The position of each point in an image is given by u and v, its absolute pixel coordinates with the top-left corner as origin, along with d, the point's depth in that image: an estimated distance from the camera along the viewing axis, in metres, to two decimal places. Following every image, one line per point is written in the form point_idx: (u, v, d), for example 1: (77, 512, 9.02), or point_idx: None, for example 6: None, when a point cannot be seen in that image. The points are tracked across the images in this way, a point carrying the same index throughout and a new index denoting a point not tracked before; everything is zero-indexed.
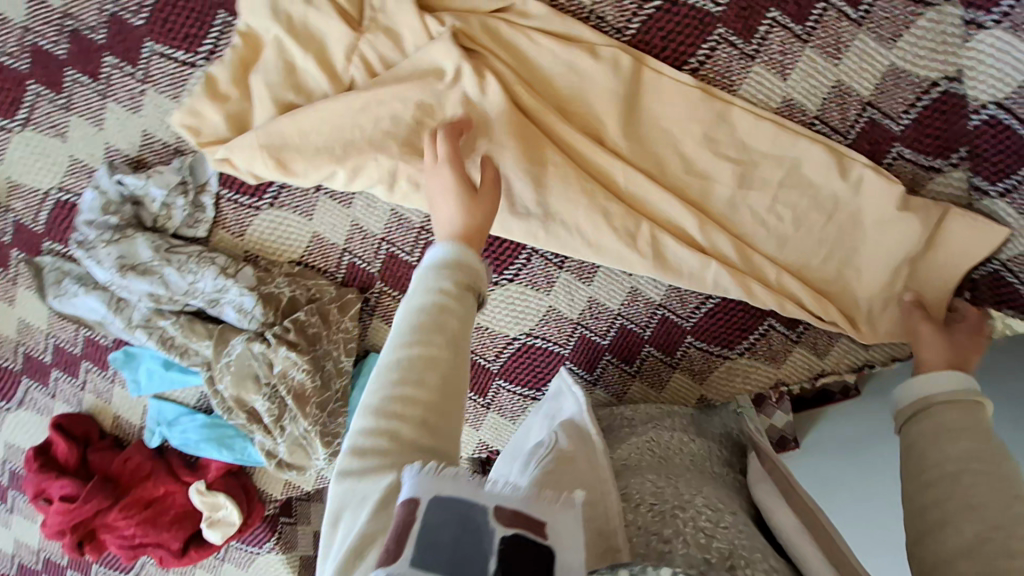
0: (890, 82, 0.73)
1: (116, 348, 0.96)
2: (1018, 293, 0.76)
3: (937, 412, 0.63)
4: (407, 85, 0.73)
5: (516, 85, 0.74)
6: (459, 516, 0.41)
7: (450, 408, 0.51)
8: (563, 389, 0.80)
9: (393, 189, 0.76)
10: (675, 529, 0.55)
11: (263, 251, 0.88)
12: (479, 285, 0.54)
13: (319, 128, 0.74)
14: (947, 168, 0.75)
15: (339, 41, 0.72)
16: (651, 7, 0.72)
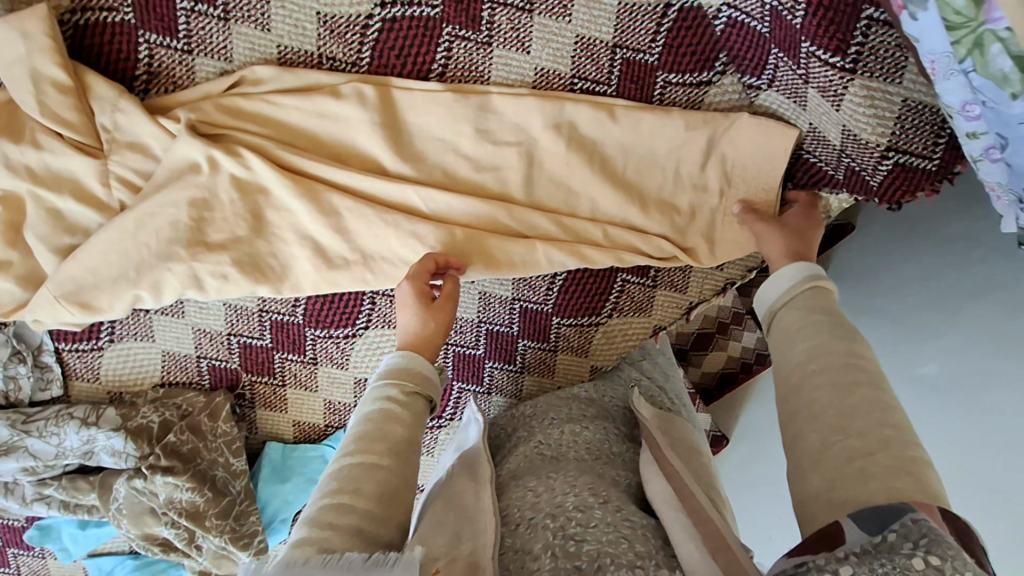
0: (626, 19, 0.72)
1: (30, 525, 0.95)
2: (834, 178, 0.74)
3: (776, 317, 0.63)
4: (168, 189, 0.72)
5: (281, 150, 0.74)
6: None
7: (389, 511, 0.57)
8: (472, 418, 0.78)
9: (203, 289, 0.76)
10: (543, 542, 0.55)
11: (123, 385, 0.88)
12: (427, 394, 0.66)
13: (105, 259, 0.73)
14: (715, 79, 0.75)
15: (89, 172, 0.72)
16: (374, 31, 0.72)
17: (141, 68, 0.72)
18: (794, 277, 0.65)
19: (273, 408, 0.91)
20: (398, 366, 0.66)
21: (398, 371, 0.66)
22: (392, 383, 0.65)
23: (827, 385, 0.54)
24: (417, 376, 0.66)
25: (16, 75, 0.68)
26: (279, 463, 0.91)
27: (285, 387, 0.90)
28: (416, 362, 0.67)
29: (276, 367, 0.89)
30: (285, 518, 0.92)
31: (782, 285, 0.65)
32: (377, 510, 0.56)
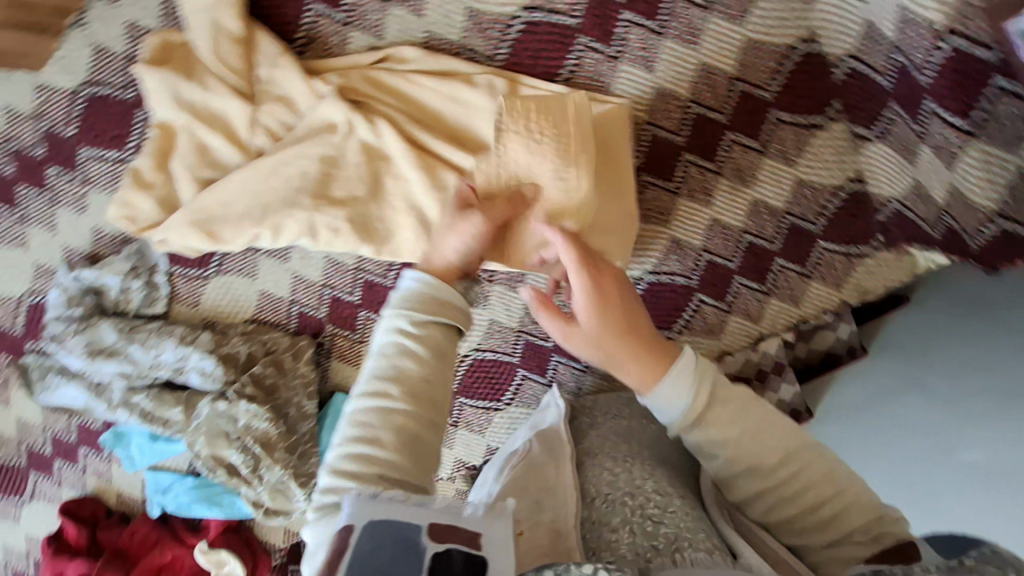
0: (751, 55, 0.77)
1: (106, 430, 1.03)
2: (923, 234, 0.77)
3: (708, 417, 0.64)
4: (305, 143, 0.80)
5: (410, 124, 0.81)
6: (389, 539, 0.53)
7: (417, 447, 0.64)
8: (550, 403, 0.88)
9: (316, 238, 0.82)
10: (623, 516, 0.63)
11: (217, 315, 0.95)
12: (455, 321, 0.70)
13: (237, 196, 0.81)
14: (826, 123, 0.79)
15: (240, 117, 0.80)
16: (515, 32, 0.78)
17: (302, 32, 0.80)
18: (672, 398, 0.64)
19: (346, 362, 0.97)
20: (415, 297, 0.70)
21: (419, 298, 0.70)
22: (409, 314, 0.68)
23: (748, 462, 0.64)
24: (445, 300, 0.70)
25: (198, 22, 0.76)
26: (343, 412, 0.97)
27: (362, 344, 0.96)
28: (440, 288, 0.71)
29: (357, 325, 0.95)
30: None
31: (665, 410, 0.65)
32: (417, 431, 0.65)
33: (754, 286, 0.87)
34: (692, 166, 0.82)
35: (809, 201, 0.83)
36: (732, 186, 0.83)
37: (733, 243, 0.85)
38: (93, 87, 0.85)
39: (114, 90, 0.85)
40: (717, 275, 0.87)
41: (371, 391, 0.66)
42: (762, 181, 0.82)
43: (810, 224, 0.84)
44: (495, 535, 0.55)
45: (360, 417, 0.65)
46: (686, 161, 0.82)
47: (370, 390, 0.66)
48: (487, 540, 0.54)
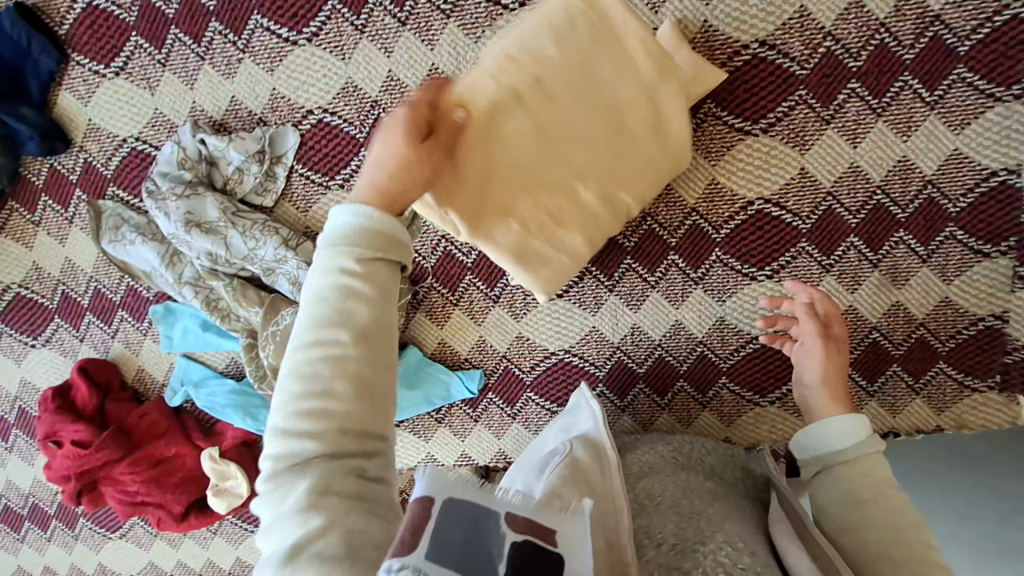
0: (953, 165, 0.76)
1: (157, 302, 0.96)
2: None
3: (858, 464, 0.63)
4: None
5: (581, 157, 0.72)
6: (470, 518, 0.46)
7: (373, 405, 0.46)
8: (582, 404, 0.75)
9: None
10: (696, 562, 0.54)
11: (323, 229, 0.90)
12: (389, 255, 0.49)
13: None
14: (993, 255, 0.78)
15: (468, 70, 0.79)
16: (741, 60, 0.77)
17: None
18: (842, 437, 0.65)
19: (433, 320, 0.93)
20: (340, 245, 0.48)
21: (348, 236, 0.48)
22: (346, 248, 0.47)
23: (864, 526, 0.58)
24: (377, 240, 0.48)
25: None
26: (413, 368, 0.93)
27: (455, 307, 0.91)
28: (387, 222, 0.49)
29: (459, 287, 0.90)
30: None
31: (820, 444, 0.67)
32: (364, 422, 0.46)
33: (860, 382, 0.85)
34: (852, 249, 0.81)
35: (946, 321, 0.81)
36: (881, 281, 0.81)
37: (858, 334, 0.84)
38: None
39: None
40: None
41: (314, 336, 0.46)
42: (910, 287, 0.81)
43: (937, 342, 0.82)
44: (574, 534, 0.49)
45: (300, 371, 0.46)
46: (850, 243, 0.80)
47: (306, 329, 0.47)
48: (564, 538, 0.48)
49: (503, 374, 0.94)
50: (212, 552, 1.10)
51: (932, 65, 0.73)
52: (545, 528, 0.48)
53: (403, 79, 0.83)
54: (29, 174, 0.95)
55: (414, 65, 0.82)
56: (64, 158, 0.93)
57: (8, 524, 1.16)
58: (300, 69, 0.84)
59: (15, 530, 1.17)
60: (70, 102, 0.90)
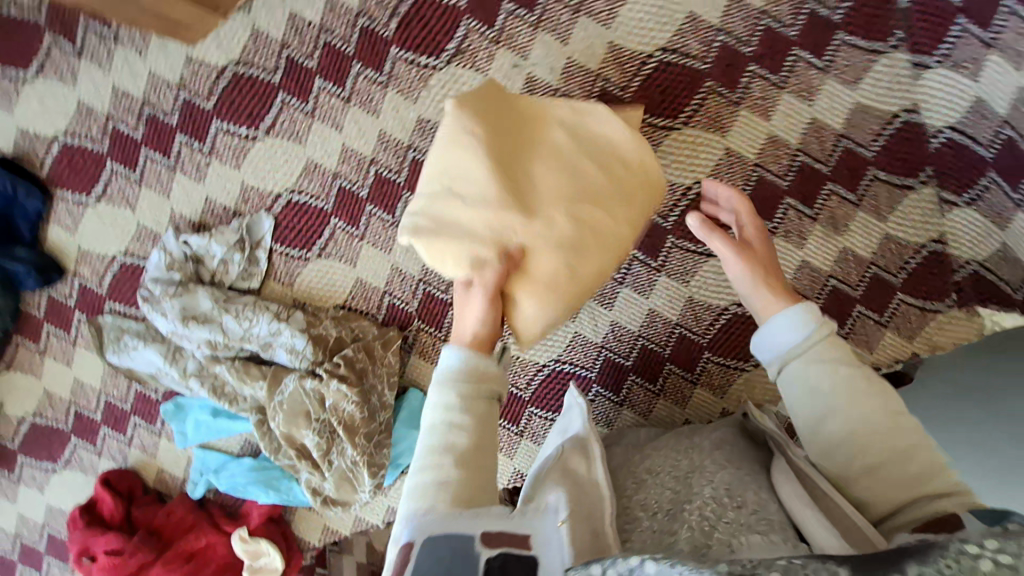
0: (858, 117, 0.85)
1: (166, 400, 1.00)
2: (1002, 292, 0.82)
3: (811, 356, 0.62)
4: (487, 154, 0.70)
5: (581, 209, 0.68)
6: (449, 553, 0.45)
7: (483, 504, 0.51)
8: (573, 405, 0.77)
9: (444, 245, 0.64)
10: (683, 521, 0.58)
11: (309, 297, 0.96)
12: (491, 387, 0.55)
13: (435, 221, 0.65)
14: (917, 186, 0.85)
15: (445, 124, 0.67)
16: (650, 66, 0.86)
17: (452, 43, 0.87)
18: (789, 331, 0.63)
19: (426, 359, 0.95)
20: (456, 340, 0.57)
21: (460, 372, 0.54)
22: (454, 381, 0.54)
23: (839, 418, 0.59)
24: (484, 374, 0.55)
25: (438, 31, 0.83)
26: (417, 408, 0.94)
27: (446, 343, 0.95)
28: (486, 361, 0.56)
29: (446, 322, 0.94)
30: (402, 463, 0.94)
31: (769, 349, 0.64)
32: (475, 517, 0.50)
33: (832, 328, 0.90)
34: (791, 209, 0.88)
35: (893, 255, 0.87)
36: (825, 232, 0.88)
37: (818, 284, 0.89)
38: (241, 67, 0.89)
39: (262, 73, 0.89)
40: None
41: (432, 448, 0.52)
42: (853, 231, 0.87)
43: (890, 276, 0.88)
44: (543, 531, 0.48)
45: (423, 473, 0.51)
46: (787, 204, 0.88)
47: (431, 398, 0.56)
48: (537, 541, 0.47)
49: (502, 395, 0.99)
50: None
51: (815, 36, 0.83)
52: (518, 534, 0.48)
53: (356, 148, 0.91)
54: (30, 308, 1.01)
55: (363, 134, 0.90)
56: (61, 285, 1.00)
57: None
58: (263, 160, 0.92)
59: None
60: (59, 234, 0.98)
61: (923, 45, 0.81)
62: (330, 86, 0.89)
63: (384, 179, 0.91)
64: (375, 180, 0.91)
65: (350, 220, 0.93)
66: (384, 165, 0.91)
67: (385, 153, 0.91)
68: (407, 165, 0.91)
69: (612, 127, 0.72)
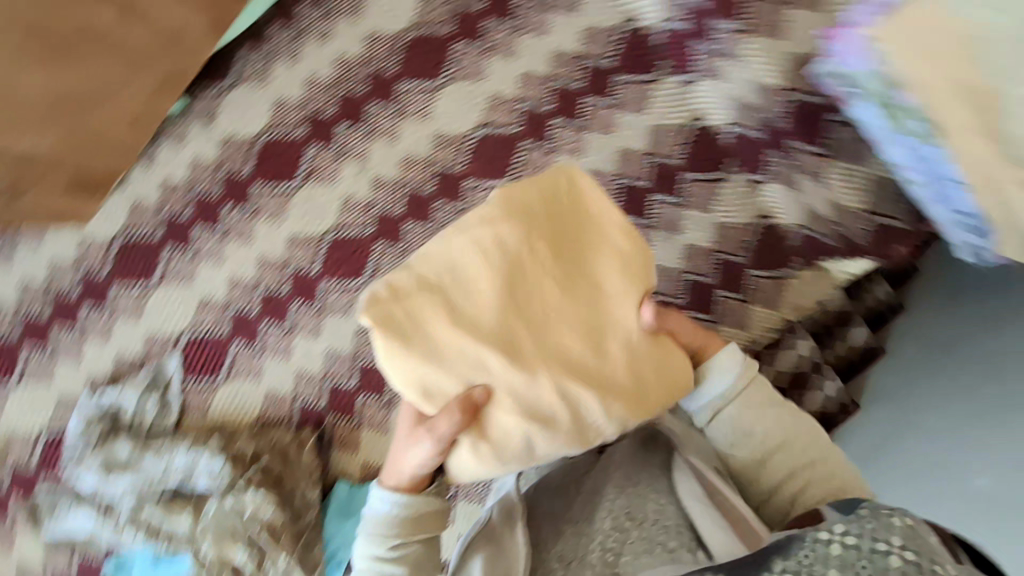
0: (656, 136, 0.97)
1: (106, 561, 1.01)
2: (831, 246, 0.90)
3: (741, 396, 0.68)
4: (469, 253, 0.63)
5: (573, 382, 0.61)
6: None
7: None
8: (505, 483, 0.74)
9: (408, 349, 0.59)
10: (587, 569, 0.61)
11: (224, 421, 1.01)
12: (431, 524, 0.64)
13: (407, 323, 0.59)
14: (727, 177, 0.95)
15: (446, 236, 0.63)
16: (471, 141, 0.99)
17: (300, 167, 1.00)
18: (726, 385, 0.68)
19: (346, 448, 1.00)
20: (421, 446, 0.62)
21: (404, 512, 0.62)
22: (397, 528, 0.62)
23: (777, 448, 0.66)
24: (426, 514, 0.64)
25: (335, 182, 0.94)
26: (345, 499, 0.98)
27: (360, 429, 1.00)
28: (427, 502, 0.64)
29: (355, 409, 1.00)
30: (342, 558, 0.97)
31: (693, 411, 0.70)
32: None
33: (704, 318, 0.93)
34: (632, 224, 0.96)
35: (732, 238, 0.94)
36: (666, 236, 0.95)
37: (676, 282, 0.94)
38: (128, 236, 1.01)
39: (146, 235, 1.01)
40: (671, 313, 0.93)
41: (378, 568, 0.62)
42: (689, 228, 0.95)
43: (737, 258, 0.94)
44: None
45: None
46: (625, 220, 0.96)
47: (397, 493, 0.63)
48: None
49: None
50: None
51: (598, 83, 0.99)
52: None
53: (240, 276, 1.01)
54: None
55: (244, 262, 1.01)
56: None
57: None
58: (162, 308, 1.02)
59: None
60: None
61: (680, 64, 0.95)
62: (205, 230, 1.01)
63: (270, 296, 1.01)
64: (262, 299, 1.01)
65: (248, 340, 1.01)
66: (267, 284, 1.01)
67: (266, 273, 1.01)
68: (288, 278, 1.01)
69: (620, 248, 0.66)
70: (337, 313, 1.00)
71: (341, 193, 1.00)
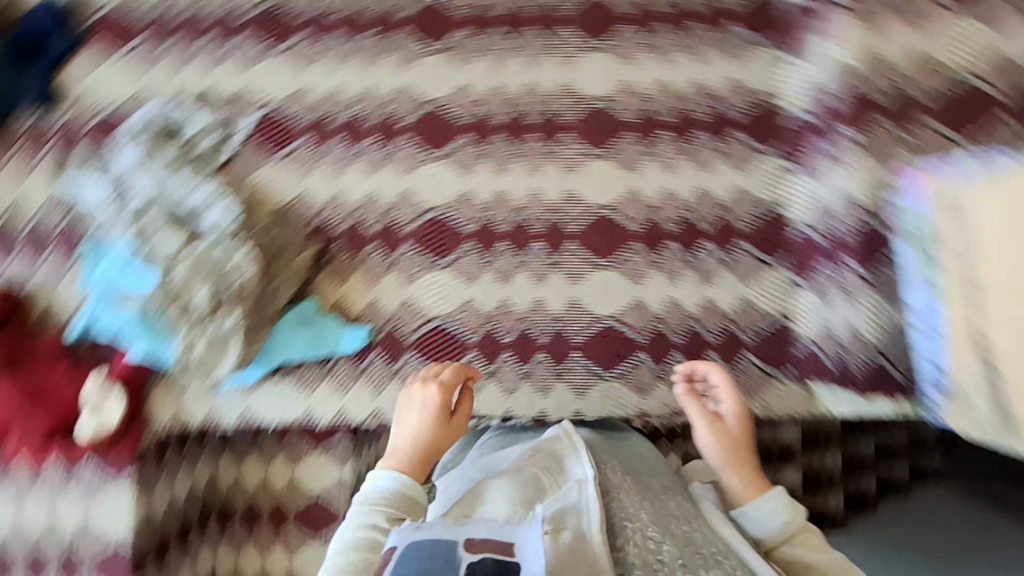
0: (738, 197, 1.03)
1: (87, 241, 1.07)
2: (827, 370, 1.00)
3: None
4: None
5: None
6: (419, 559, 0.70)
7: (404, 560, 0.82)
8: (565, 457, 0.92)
9: None
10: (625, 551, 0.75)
11: (259, 190, 1.08)
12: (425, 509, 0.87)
13: None
14: (775, 266, 1.02)
15: None
16: (591, 105, 1.06)
17: (448, 38, 1.08)
18: None
19: (336, 277, 1.09)
20: (384, 492, 0.85)
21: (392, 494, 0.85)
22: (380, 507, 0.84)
23: None
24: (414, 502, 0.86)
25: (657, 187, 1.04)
26: (307, 315, 1.07)
27: (356, 268, 1.08)
28: (414, 488, 0.87)
29: (363, 251, 1.09)
30: (273, 359, 1.05)
31: (767, 522, 0.86)
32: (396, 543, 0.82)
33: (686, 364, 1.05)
34: (676, 252, 1.04)
35: (749, 318, 1.03)
36: (697, 280, 1.03)
37: (681, 322, 1.04)
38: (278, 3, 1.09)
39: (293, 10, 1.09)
40: (662, 343, 1.05)
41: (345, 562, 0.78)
42: (719, 286, 1.03)
43: (743, 335, 1.03)
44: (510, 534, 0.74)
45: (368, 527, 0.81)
46: (671, 246, 1.04)
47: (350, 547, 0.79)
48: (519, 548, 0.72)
49: (387, 334, 1.09)
50: (59, 505, 1.10)
51: (718, 123, 1.04)
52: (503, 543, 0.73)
53: (345, 91, 1.09)
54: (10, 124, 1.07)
55: (355, 82, 1.09)
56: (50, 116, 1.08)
57: None
58: (270, 75, 1.09)
59: None
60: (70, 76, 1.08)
61: (796, 151, 1.01)
62: (339, 35, 1.09)
63: (357, 120, 1.09)
64: (349, 120, 1.09)
65: (317, 140, 1.09)
66: (362, 111, 1.09)
67: (365, 102, 1.09)
68: (379, 116, 1.09)
69: None
70: (398, 168, 1.09)
71: (463, 78, 1.08)
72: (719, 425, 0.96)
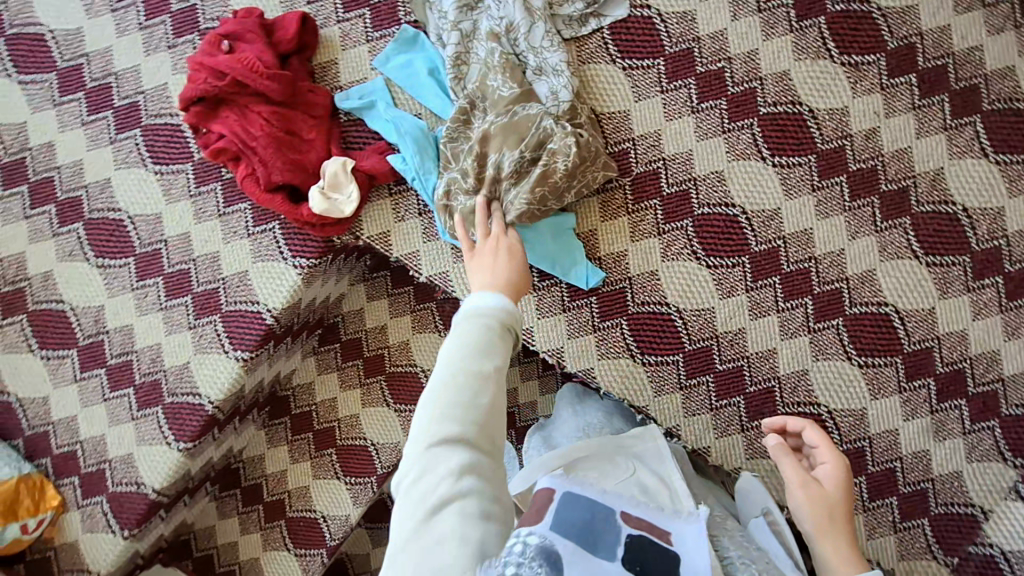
0: (1020, 381, 0.96)
1: (410, 26, 0.99)
2: None
3: None
4: None
5: None
6: (577, 520, 0.72)
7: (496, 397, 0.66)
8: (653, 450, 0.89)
9: None
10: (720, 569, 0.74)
11: (587, 84, 0.99)
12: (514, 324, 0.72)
13: None
14: (1010, 462, 0.97)
15: None
16: (948, 208, 0.95)
17: (862, 55, 0.95)
18: None
19: (602, 209, 1.02)
20: (491, 309, 0.70)
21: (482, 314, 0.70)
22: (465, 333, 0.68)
23: None
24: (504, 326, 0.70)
25: (953, 323, 0.97)
26: (564, 230, 1.01)
27: (627, 213, 1.01)
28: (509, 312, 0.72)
29: (643, 203, 1.01)
30: None
31: None
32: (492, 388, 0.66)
33: (864, 493, 1.01)
34: (925, 389, 0.98)
35: (949, 490, 0.99)
36: (926, 426, 0.99)
37: (884, 454, 1.00)
38: None
39: None
40: (856, 460, 1.01)
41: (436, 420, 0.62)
42: (944, 446, 0.99)
43: (933, 500, 1.00)
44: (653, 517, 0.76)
45: (456, 370, 0.65)
46: (927, 382, 0.98)
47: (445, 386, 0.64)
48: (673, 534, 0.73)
49: (614, 290, 1.03)
50: (225, 248, 1.05)
51: None
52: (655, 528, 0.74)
53: (729, 42, 0.97)
54: None
55: (743, 41, 0.97)
56: None
57: (81, 97, 1.09)
58: None
59: (82, 108, 1.09)
60: None
61: None
62: None
63: (720, 76, 0.98)
64: (713, 71, 0.98)
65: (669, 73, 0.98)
66: (731, 70, 0.97)
67: (740, 65, 0.97)
68: (742, 87, 0.98)
69: None
70: (728, 147, 0.99)
71: (848, 102, 0.96)
72: (814, 485, 0.76)
